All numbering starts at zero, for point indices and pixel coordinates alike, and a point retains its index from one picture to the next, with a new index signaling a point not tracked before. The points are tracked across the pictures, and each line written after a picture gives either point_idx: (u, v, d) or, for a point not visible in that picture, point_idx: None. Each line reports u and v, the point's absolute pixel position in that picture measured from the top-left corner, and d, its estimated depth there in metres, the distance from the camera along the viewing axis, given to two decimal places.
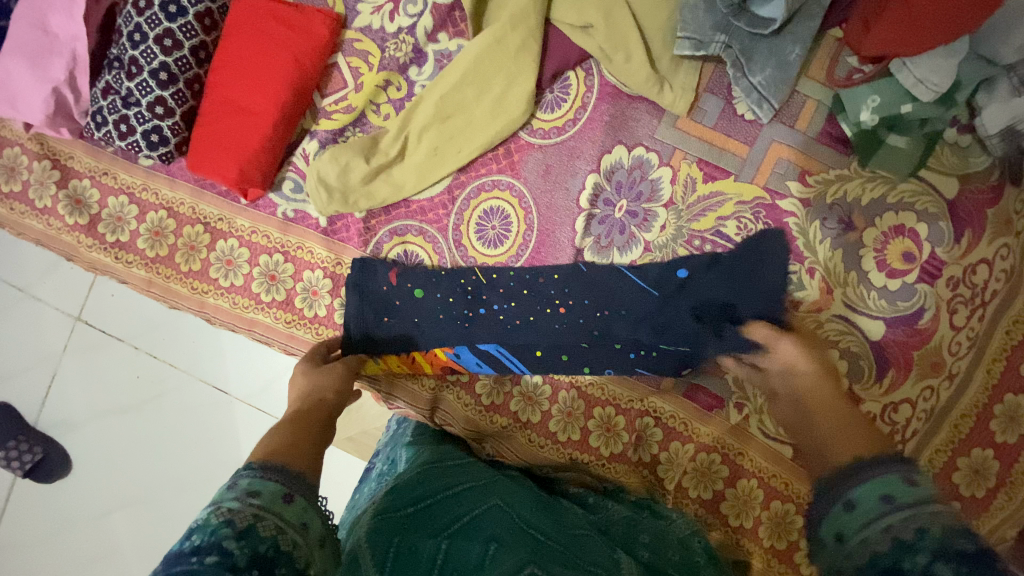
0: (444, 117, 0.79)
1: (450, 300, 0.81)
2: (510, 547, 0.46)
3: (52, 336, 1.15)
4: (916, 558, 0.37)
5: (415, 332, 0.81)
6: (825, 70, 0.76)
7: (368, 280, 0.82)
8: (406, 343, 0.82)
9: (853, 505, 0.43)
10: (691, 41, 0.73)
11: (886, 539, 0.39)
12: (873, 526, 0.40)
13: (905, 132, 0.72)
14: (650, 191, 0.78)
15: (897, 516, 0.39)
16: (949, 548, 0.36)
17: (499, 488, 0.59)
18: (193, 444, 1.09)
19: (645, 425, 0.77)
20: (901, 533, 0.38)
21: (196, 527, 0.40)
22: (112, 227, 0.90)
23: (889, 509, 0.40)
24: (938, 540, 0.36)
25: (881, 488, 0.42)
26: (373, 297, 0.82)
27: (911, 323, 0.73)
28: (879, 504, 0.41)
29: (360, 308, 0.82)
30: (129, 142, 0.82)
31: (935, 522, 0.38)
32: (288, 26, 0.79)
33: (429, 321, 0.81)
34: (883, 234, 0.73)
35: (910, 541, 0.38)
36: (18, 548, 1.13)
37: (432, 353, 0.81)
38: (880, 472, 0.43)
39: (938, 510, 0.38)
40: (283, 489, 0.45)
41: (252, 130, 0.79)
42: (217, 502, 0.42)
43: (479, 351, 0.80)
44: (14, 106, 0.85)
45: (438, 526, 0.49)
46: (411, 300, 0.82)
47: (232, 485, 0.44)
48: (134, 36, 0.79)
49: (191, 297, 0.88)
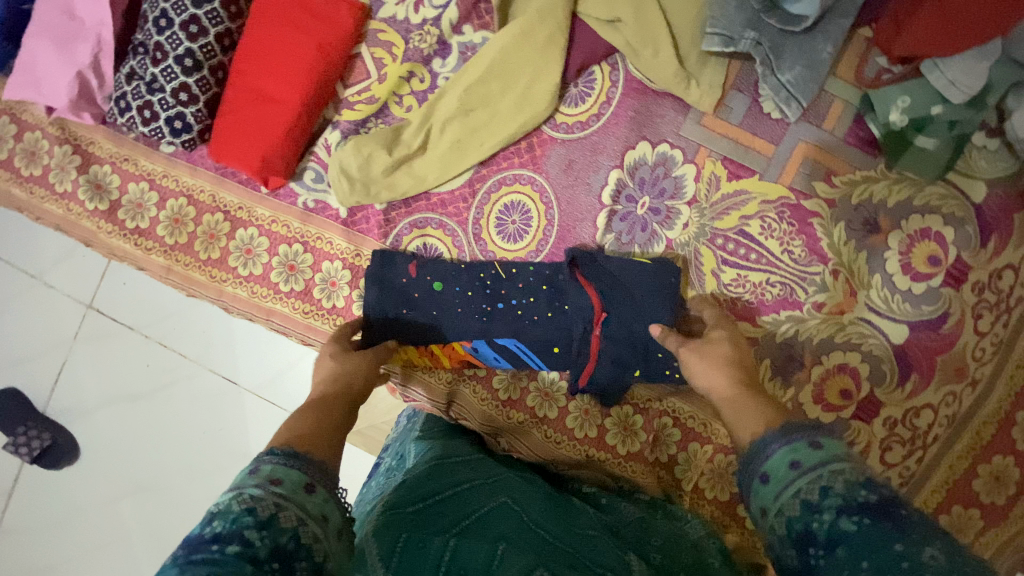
0: (468, 109, 0.78)
1: (469, 293, 0.80)
2: (519, 547, 0.45)
3: (64, 323, 1.15)
4: (822, 517, 0.37)
5: (434, 325, 0.80)
6: (854, 70, 0.75)
7: (388, 271, 0.81)
8: (423, 334, 0.81)
9: (767, 477, 0.43)
10: (721, 36, 0.72)
11: (796, 504, 0.39)
12: (785, 492, 0.40)
13: (934, 134, 0.70)
14: (674, 188, 0.77)
15: (803, 480, 0.40)
16: (852, 502, 0.36)
17: (508, 484, 0.59)
18: (202, 434, 1.09)
19: (664, 425, 0.78)
20: (808, 494, 0.39)
21: (217, 513, 0.39)
22: (132, 213, 0.90)
23: (796, 475, 0.40)
24: (840, 497, 0.37)
25: (790, 454, 0.42)
26: (393, 290, 0.81)
27: (935, 327, 0.72)
28: (788, 470, 0.41)
29: (379, 299, 0.81)
30: (152, 128, 0.82)
31: (838, 480, 0.38)
32: (313, 14, 0.78)
33: (449, 314, 0.80)
34: (910, 236, 0.73)
35: (815, 503, 0.38)
36: (26, 533, 1.13)
37: (451, 347, 0.81)
38: (788, 440, 0.43)
39: (840, 467, 0.39)
40: (305, 480, 0.45)
41: (276, 118, 0.79)
42: (238, 488, 0.42)
43: (497, 346, 0.79)
44: (37, 90, 0.85)
45: (446, 523, 0.48)
46: (430, 293, 0.81)
47: (255, 471, 0.44)
48: (160, 22, 0.78)
49: (210, 285, 0.88)
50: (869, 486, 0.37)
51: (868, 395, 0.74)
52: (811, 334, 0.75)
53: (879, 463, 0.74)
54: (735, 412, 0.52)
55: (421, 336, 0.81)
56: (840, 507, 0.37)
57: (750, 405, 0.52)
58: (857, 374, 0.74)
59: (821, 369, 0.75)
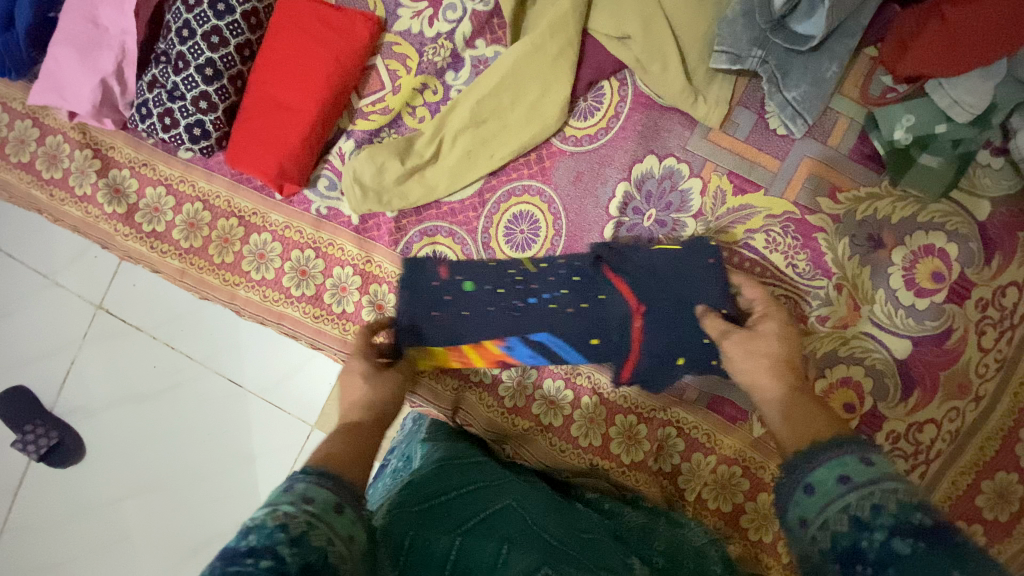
0: (479, 121, 0.79)
1: (500, 290, 0.79)
2: (523, 547, 0.46)
3: (74, 322, 1.17)
4: (873, 535, 0.38)
5: (466, 325, 0.79)
6: (859, 87, 0.76)
7: (418, 276, 0.81)
8: (456, 336, 0.79)
9: (811, 488, 0.43)
10: (728, 54, 0.74)
11: (844, 519, 0.40)
12: (833, 505, 0.41)
13: (938, 153, 0.72)
14: (680, 201, 0.79)
15: (853, 496, 0.40)
16: (905, 522, 0.37)
17: (512, 488, 0.60)
18: (208, 435, 1.11)
19: (667, 435, 0.78)
20: (859, 511, 0.40)
21: (252, 527, 0.39)
22: (149, 217, 0.92)
23: (846, 490, 0.41)
24: (893, 516, 0.38)
25: (838, 468, 0.43)
26: (423, 292, 0.80)
27: (939, 342, 0.73)
28: (836, 484, 0.42)
29: (410, 304, 0.80)
30: (172, 135, 0.84)
31: (890, 500, 0.39)
32: (331, 27, 0.80)
33: (481, 313, 0.79)
34: (913, 252, 0.73)
35: (866, 520, 0.39)
36: (31, 531, 1.14)
37: (483, 346, 0.79)
38: (837, 454, 0.44)
39: (894, 486, 0.40)
40: (336, 499, 0.45)
41: (292, 126, 0.80)
42: (273, 505, 0.42)
43: (533, 341, 0.78)
44: (61, 95, 0.87)
45: (453, 522, 0.49)
46: (460, 293, 0.80)
47: (289, 489, 0.45)
48: (183, 32, 0.80)
49: (223, 288, 0.90)
50: (925, 509, 0.38)
51: (871, 409, 0.75)
52: (814, 347, 0.76)
53: None
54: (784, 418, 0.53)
55: (455, 337, 0.79)
56: (894, 526, 0.38)
57: (817, 413, 0.52)
58: (860, 388, 0.75)
59: (825, 383, 0.75)
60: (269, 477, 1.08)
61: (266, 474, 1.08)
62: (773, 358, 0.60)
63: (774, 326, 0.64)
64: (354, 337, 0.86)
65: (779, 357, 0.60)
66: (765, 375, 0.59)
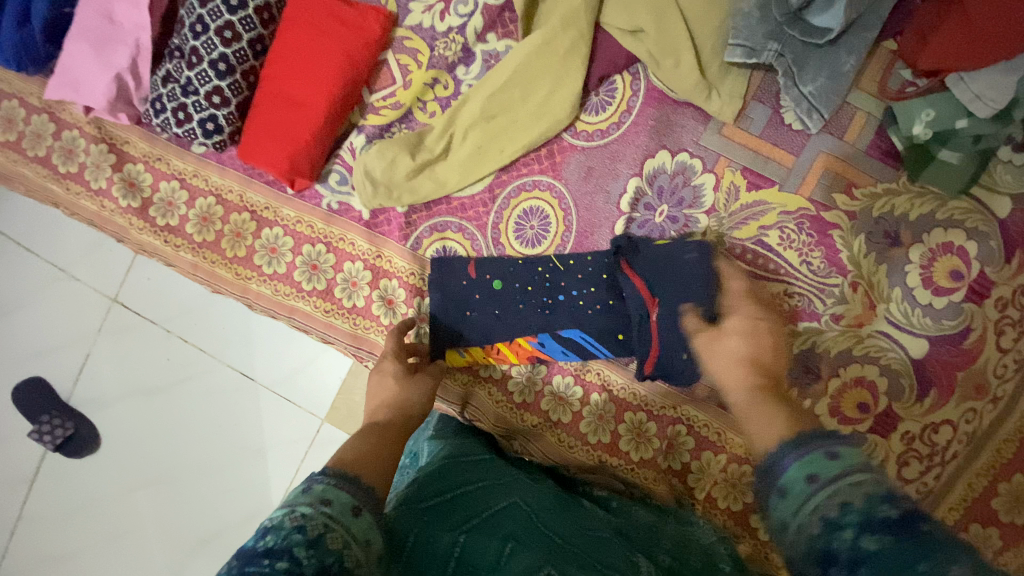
0: (490, 116, 0.79)
1: (529, 288, 0.81)
2: (527, 545, 0.46)
3: (88, 316, 1.19)
4: (844, 535, 0.36)
5: (497, 324, 0.81)
6: (878, 82, 0.74)
7: (448, 276, 0.83)
8: (488, 334, 0.82)
9: (785, 491, 0.42)
10: (743, 48, 0.72)
11: (816, 521, 0.38)
12: (805, 508, 0.39)
13: (958, 148, 0.70)
14: (693, 197, 0.78)
15: (821, 496, 0.39)
16: (874, 518, 0.35)
17: (517, 486, 0.59)
18: (218, 428, 1.12)
19: (677, 433, 0.78)
20: (828, 511, 0.38)
21: (270, 528, 0.40)
22: (163, 211, 0.93)
23: (815, 490, 0.39)
24: (861, 513, 0.36)
25: (806, 466, 0.41)
26: (454, 292, 0.83)
27: (956, 342, 0.72)
28: (805, 485, 0.40)
29: (443, 305, 0.83)
30: (186, 130, 0.84)
31: (857, 495, 0.37)
32: (342, 21, 0.80)
33: (511, 312, 0.81)
34: (931, 250, 0.72)
35: (836, 519, 0.37)
36: (47, 520, 1.16)
37: (517, 344, 0.81)
38: (804, 450, 0.43)
39: (860, 479, 0.38)
40: (353, 501, 0.44)
41: (304, 121, 0.81)
42: (291, 505, 0.42)
43: (563, 339, 0.79)
44: (77, 90, 0.88)
45: (457, 520, 0.49)
46: (489, 292, 0.82)
47: (308, 489, 0.44)
48: (196, 27, 0.81)
49: (236, 282, 0.90)
50: (891, 500, 0.36)
51: (885, 409, 0.73)
52: (829, 346, 0.75)
53: (896, 479, 0.74)
54: (747, 413, 0.52)
55: (486, 334, 0.82)
56: (863, 523, 0.35)
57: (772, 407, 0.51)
58: (875, 387, 0.74)
59: (839, 382, 0.74)
60: (279, 470, 1.09)
61: (276, 467, 1.09)
62: (737, 356, 0.60)
63: (740, 322, 0.64)
64: (365, 332, 0.87)
65: (743, 356, 0.60)
66: (730, 370, 0.59)
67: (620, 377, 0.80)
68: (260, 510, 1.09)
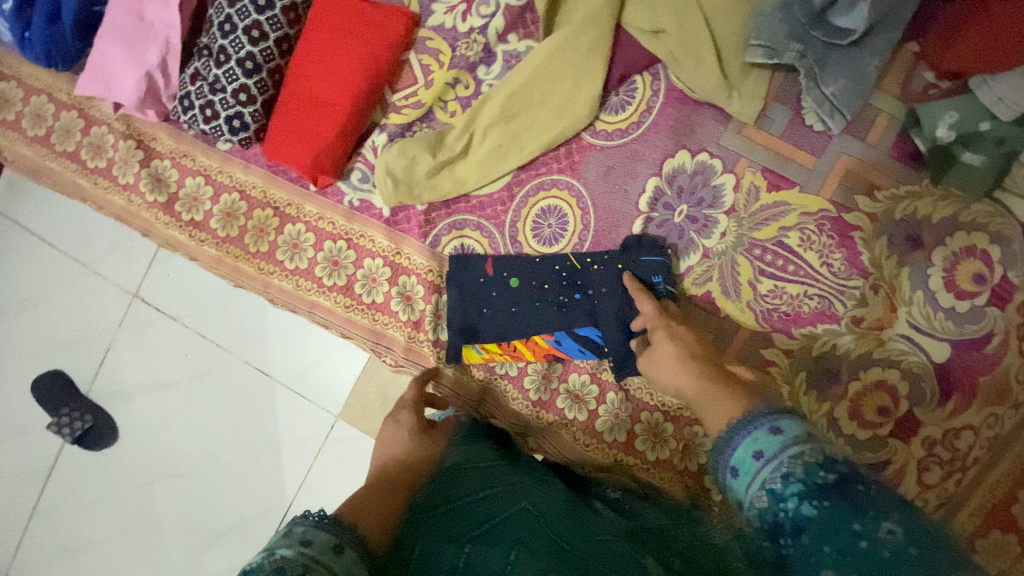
0: (510, 116, 0.80)
1: (546, 286, 0.81)
2: (537, 554, 0.47)
3: (110, 311, 1.21)
4: (787, 506, 0.40)
5: (514, 321, 0.82)
6: (900, 84, 0.74)
7: (466, 272, 0.84)
8: (504, 332, 0.82)
9: (736, 470, 0.45)
10: (765, 49, 0.72)
11: (764, 495, 0.42)
12: (755, 483, 0.43)
13: (980, 151, 0.69)
14: (712, 197, 0.78)
15: (767, 470, 0.42)
16: (811, 485, 0.39)
17: (528, 489, 0.59)
18: (235, 424, 1.13)
19: (694, 434, 0.78)
20: (772, 484, 0.41)
21: (250, 571, 0.39)
22: (188, 206, 0.95)
23: (762, 465, 0.43)
24: (801, 482, 0.40)
25: (753, 445, 0.45)
26: (471, 289, 0.84)
27: (978, 347, 0.71)
28: (752, 461, 0.44)
29: (461, 303, 0.84)
30: (213, 126, 0.86)
31: (798, 466, 0.41)
32: (365, 21, 0.81)
33: (526, 309, 0.81)
34: (954, 253, 0.71)
35: (780, 492, 0.41)
36: (65, 510, 1.18)
37: (533, 340, 0.82)
38: (750, 430, 0.46)
39: (800, 451, 0.41)
40: (333, 540, 0.45)
41: (327, 120, 0.82)
42: (270, 550, 0.42)
43: (579, 337, 0.80)
44: (108, 87, 0.91)
45: (466, 527, 0.50)
46: (507, 289, 0.83)
47: (288, 533, 0.44)
48: (225, 26, 0.83)
49: (258, 277, 0.92)
50: (828, 467, 0.40)
51: (906, 413, 0.73)
52: (849, 348, 0.74)
53: (914, 484, 0.73)
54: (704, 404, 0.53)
55: (502, 331, 0.82)
56: (803, 493, 0.39)
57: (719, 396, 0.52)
58: (896, 391, 0.73)
59: (858, 386, 0.74)
60: (293, 466, 1.10)
61: (290, 463, 1.10)
62: (675, 356, 0.62)
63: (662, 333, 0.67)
64: (384, 327, 0.88)
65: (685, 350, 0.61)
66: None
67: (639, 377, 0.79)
68: (275, 506, 1.10)
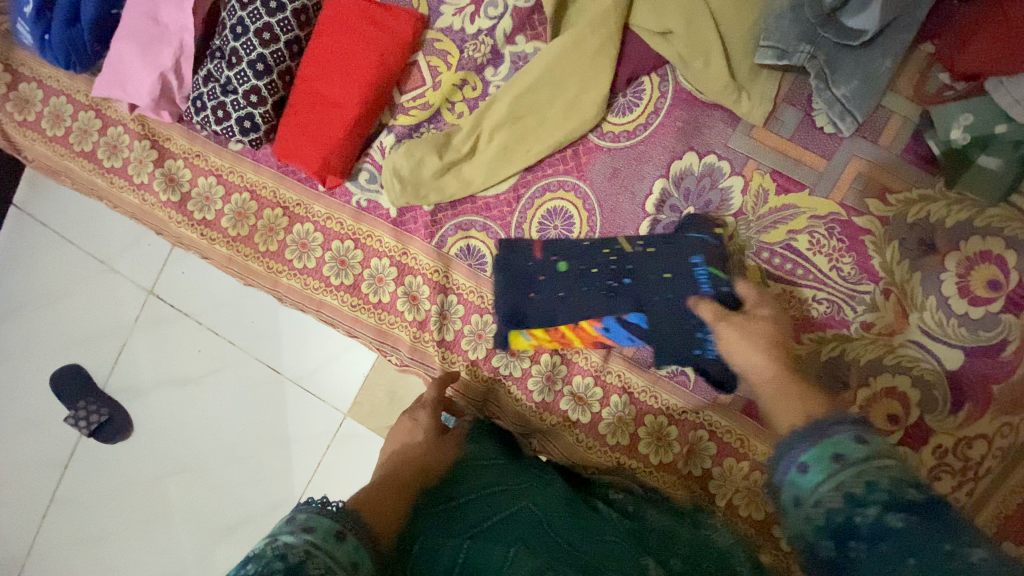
0: (517, 117, 0.80)
1: (594, 270, 0.78)
2: (533, 550, 0.46)
3: (125, 307, 1.23)
4: (867, 511, 0.38)
5: (562, 307, 0.78)
6: (913, 85, 0.72)
7: (513, 254, 0.82)
8: (553, 318, 0.79)
9: (806, 467, 0.43)
10: (775, 50, 0.72)
11: (838, 497, 0.40)
12: (827, 483, 0.41)
13: (998, 154, 0.67)
14: (719, 200, 0.77)
15: (847, 474, 0.40)
16: (900, 499, 0.38)
17: (530, 488, 0.58)
18: (245, 420, 1.15)
19: (699, 438, 0.77)
20: (854, 488, 0.39)
21: (251, 557, 0.40)
22: (200, 205, 0.96)
23: (840, 467, 0.41)
24: (888, 493, 0.38)
25: (830, 446, 0.42)
26: (517, 273, 0.81)
27: (992, 354, 0.69)
28: (830, 462, 0.41)
29: (507, 289, 0.81)
30: (224, 127, 0.88)
31: (885, 476, 0.39)
32: (373, 21, 0.82)
33: (574, 294, 0.78)
34: (968, 258, 0.70)
35: (861, 497, 0.39)
36: (80, 501, 1.21)
37: (580, 327, 0.78)
38: (829, 431, 0.43)
39: (889, 463, 0.40)
40: (336, 526, 0.45)
41: (335, 121, 0.83)
42: (273, 536, 0.43)
43: (628, 323, 0.75)
44: (124, 88, 0.93)
45: (465, 524, 0.50)
46: (553, 274, 0.80)
47: (291, 519, 0.45)
48: (237, 29, 0.84)
49: (267, 276, 0.94)
50: (920, 487, 0.38)
51: (916, 421, 0.71)
52: (857, 355, 0.73)
53: None
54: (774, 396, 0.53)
55: (534, 319, 0.80)
56: (889, 504, 0.38)
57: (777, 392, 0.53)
58: (906, 399, 0.72)
59: (868, 392, 0.73)
60: (302, 462, 1.11)
61: (299, 459, 1.11)
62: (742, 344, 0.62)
63: (769, 310, 0.65)
64: (390, 327, 0.89)
65: None
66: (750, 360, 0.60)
67: (643, 379, 0.80)
68: (283, 500, 1.11)
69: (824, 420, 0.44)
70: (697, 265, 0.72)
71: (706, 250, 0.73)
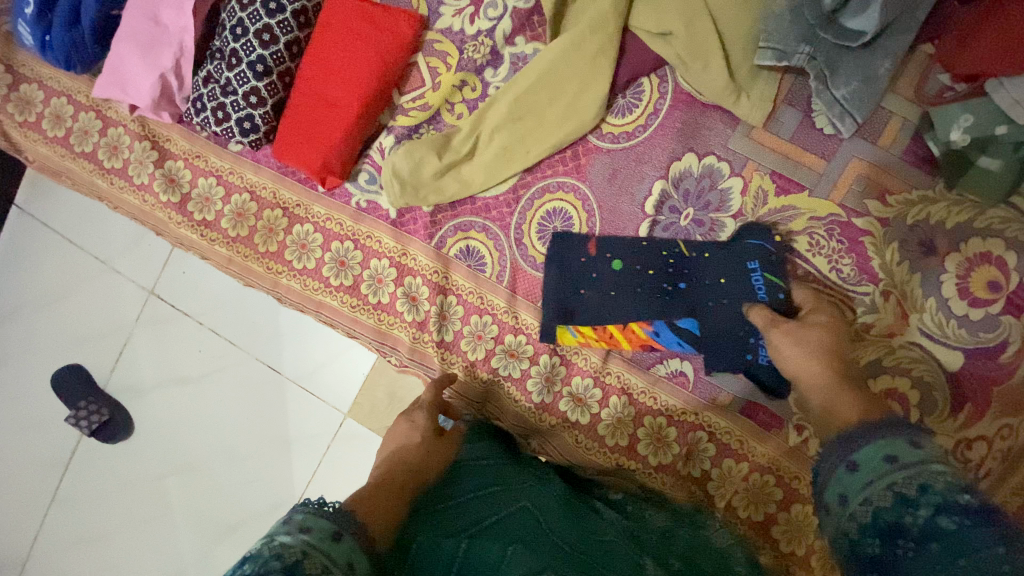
0: (516, 118, 0.80)
1: (649, 271, 0.78)
2: (531, 550, 0.46)
3: (126, 307, 1.24)
4: (917, 511, 0.40)
5: (613, 304, 0.78)
6: (914, 86, 0.73)
7: (568, 251, 0.82)
8: (606, 315, 0.79)
9: (856, 466, 0.46)
10: (774, 50, 0.71)
11: (888, 495, 0.42)
12: (876, 482, 0.43)
13: (998, 155, 0.67)
14: (719, 201, 0.77)
15: (900, 474, 0.42)
16: (952, 500, 0.39)
17: (528, 488, 0.58)
18: (245, 420, 1.15)
19: (698, 439, 0.77)
20: (905, 488, 0.41)
21: (249, 556, 0.40)
22: (200, 206, 0.96)
23: (893, 468, 0.43)
24: (940, 495, 0.40)
25: (885, 448, 0.45)
26: (570, 270, 0.81)
27: (993, 356, 0.69)
28: (882, 463, 0.44)
29: (558, 283, 0.81)
30: (224, 128, 0.88)
31: (938, 480, 0.41)
32: (373, 22, 0.82)
33: (627, 294, 0.78)
34: (968, 260, 0.69)
35: (911, 497, 0.41)
36: (80, 501, 1.21)
37: (631, 328, 0.78)
38: (886, 434, 0.46)
39: (943, 469, 0.41)
40: (334, 526, 0.45)
41: (335, 122, 0.83)
42: (270, 536, 0.43)
43: (681, 329, 0.76)
44: (124, 89, 0.93)
45: (463, 524, 0.50)
46: (607, 271, 0.80)
47: (288, 519, 0.45)
48: (237, 30, 0.84)
49: (267, 276, 0.94)
50: (972, 492, 0.40)
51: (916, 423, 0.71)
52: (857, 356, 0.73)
53: None
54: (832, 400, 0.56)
55: (585, 316, 0.80)
56: (939, 505, 0.39)
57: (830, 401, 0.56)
58: (905, 400, 0.72)
59: None
60: (302, 462, 1.11)
61: (299, 459, 1.11)
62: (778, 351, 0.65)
63: (822, 317, 0.66)
64: (389, 328, 0.89)
65: None
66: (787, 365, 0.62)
67: (642, 381, 0.80)
68: (283, 500, 1.11)
69: (877, 427, 0.47)
70: (753, 269, 0.73)
71: (764, 256, 0.73)
